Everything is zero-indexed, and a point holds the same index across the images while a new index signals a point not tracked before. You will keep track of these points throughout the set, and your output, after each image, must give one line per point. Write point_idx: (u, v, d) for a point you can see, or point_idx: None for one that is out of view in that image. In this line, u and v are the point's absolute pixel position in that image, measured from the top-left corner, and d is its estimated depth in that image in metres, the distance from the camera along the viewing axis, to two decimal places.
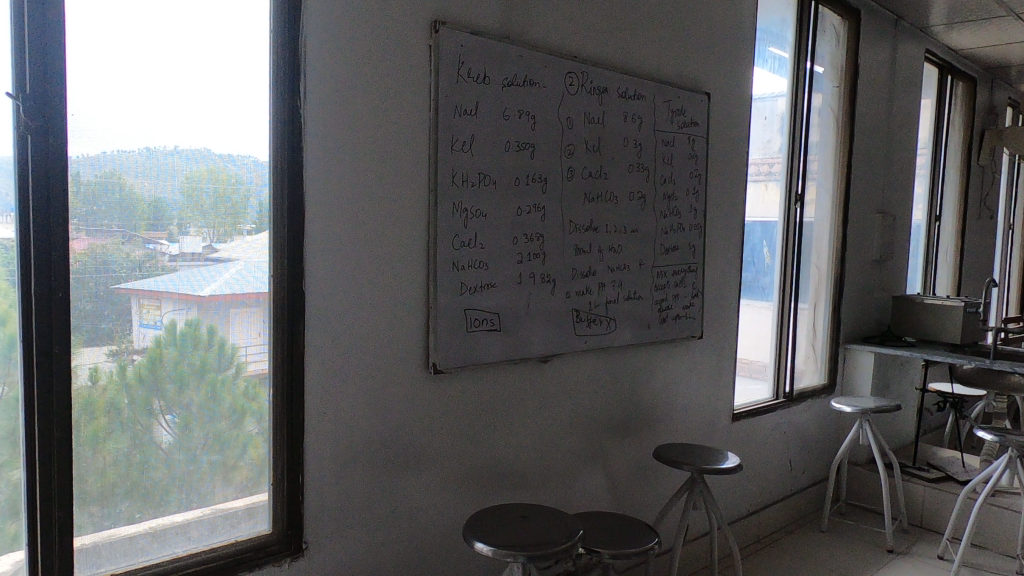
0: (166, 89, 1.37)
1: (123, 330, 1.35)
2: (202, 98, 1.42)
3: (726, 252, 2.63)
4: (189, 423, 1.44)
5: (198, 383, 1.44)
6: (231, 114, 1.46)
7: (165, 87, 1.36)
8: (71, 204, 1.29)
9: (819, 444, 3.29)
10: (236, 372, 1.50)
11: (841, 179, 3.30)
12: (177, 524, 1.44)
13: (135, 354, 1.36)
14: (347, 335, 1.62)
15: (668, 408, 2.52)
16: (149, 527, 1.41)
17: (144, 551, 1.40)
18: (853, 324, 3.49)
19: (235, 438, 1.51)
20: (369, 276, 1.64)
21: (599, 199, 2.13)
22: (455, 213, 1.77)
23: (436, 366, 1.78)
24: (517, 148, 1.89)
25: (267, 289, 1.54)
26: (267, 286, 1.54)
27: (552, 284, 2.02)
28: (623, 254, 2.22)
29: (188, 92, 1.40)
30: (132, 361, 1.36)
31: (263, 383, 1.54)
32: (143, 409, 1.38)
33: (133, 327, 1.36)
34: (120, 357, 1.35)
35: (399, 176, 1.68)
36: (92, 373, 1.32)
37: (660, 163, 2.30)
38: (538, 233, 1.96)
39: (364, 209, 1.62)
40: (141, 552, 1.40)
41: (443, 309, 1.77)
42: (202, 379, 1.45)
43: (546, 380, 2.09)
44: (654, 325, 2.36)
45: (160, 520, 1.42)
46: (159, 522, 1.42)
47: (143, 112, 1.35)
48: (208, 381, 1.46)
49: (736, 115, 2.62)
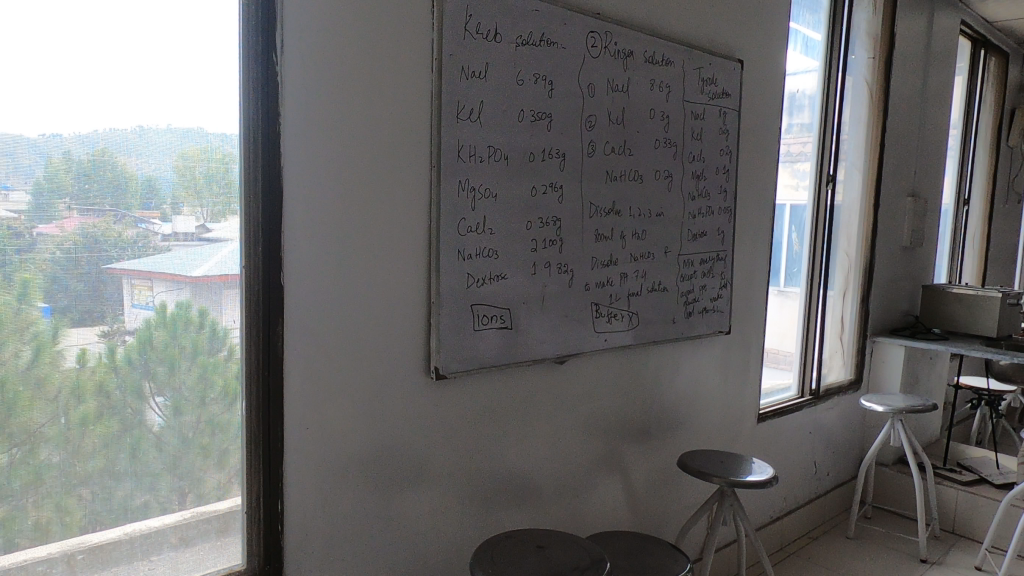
0: (105, 39, 1.10)
1: (113, 309, 1.14)
2: (141, 58, 1.14)
3: (755, 238, 2.39)
4: (185, 414, 1.23)
5: (190, 364, 1.23)
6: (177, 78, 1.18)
7: (87, 41, 1.09)
8: (60, 181, 1.09)
9: (845, 444, 3.08)
10: (234, 355, 1.29)
11: (875, 158, 3.05)
12: (155, 531, 1.21)
13: (128, 335, 1.16)
14: (337, 337, 1.38)
15: (691, 409, 2.29)
16: (123, 534, 1.18)
17: (116, 560, 1.17)
18: (881, 315, 3.27)
19: (229, 430, 1.29)
20: (364, 265, 1.40)
21: (622, 179, 1.88)
22: (461, 193, 1.52)
23: (438, 371, 1.53)
24: (533, 119, 1.64)
25: (239, 275, 1.28)
26: (242, 275, 1.28)
27: (569, 276, 1.78)
28: (648, 242, 1.97)
29: (124, 49, 1.12)
30: (124, 343, 1.16)
31: (238, 387, 1.30)
32: (132, 394, 1.17)
33: (124, 307, 1.15)
34: (112, 338, 1.14)
35: (400, 148, 1.43)
36: (81, 355, 1.11)
37: (689, 139, 2.05)
38: (554, 216, 1.72)
39: (357, 186, 1.37)
40: (110, 563, 1.17)
41: (448, 304, 1.53)
42: (194, 361, 1.24)
43: (562, 384, 1.86)
44: (679, 320, 2.12)
45: (138, 526, 1.19)
46: (136, 528, 1.19)
47: (75, 68, 1.08)
48: (200, 364, 1.24)
49: (770, 87, 2.37)
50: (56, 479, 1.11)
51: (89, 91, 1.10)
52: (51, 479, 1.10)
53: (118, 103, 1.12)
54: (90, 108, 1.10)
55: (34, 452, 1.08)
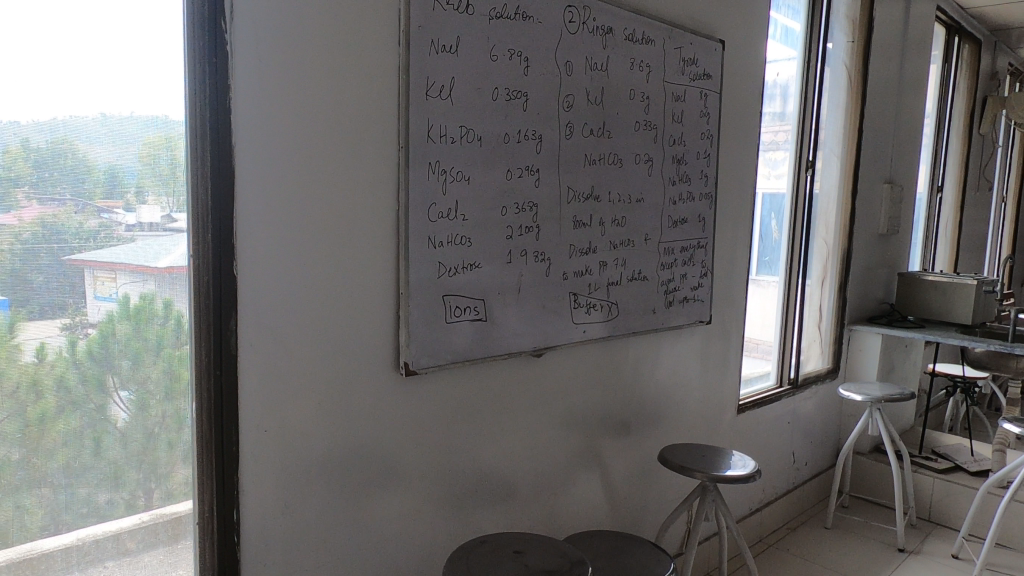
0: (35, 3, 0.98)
1: (75, 302, 1.05)
2: (85, 29, 1.03)
3: (736, 225, 2.33)
4: (153, 410, 1.15)
5: (155, 359, 1.14)
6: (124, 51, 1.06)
7: (18, 9, 0.97)
8: (18, 170, 0.99)
9: (822, 434, 3.06)
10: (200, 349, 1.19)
11: (853, 144, 3.00)
12: (111, 536, 1.12)
13: (90, 329, 1.07)
14: (297, 331, 1.27)
15: (671, 401, 2.23)
16: (76, 540, 1.08)
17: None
18: (857, 304, 3.25)
19: (175, 434, 1.18)
20: (326, 252, 1.29)
21: (601, 162, 1.79)
22: (431, 176, 1.42)
23: (408, 367, 1.44)
24: (508, 98, 1.54)
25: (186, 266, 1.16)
26: (189, 268, 1.16)
27: (546, 265, 1.69)
28: (628, 229, 1.89)
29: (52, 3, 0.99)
30: (86, 336, 1.07)
31: (184, 387, 1.18)
32: (95, 389, 1.08)
33: (86, 300, 1.06)
34: (74, 332, 1.05)
35: (364, 127, 1.32)
36: (40, 350, 1.02)
37: (669, 122, 1.97)
38: (530, 202, 1.63)
39: (317, 166, 1.26)
40: (58, 572, 1.07)
41: (418, 295, 1.43)
42: (159, 355, 1.14)
43: (539, 378, 1.77)
44: (659, 310, 2.05)
45: (92, 530, 1.09)
46: (90, 533, 1.09)
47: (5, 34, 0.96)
48: (166, 357, 1.15)
49: (751, 69, 2.30)
50: (9, 486, 1.01)
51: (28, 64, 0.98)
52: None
53: (58, 78, 1.01)
54: (31, 85, 0.98)
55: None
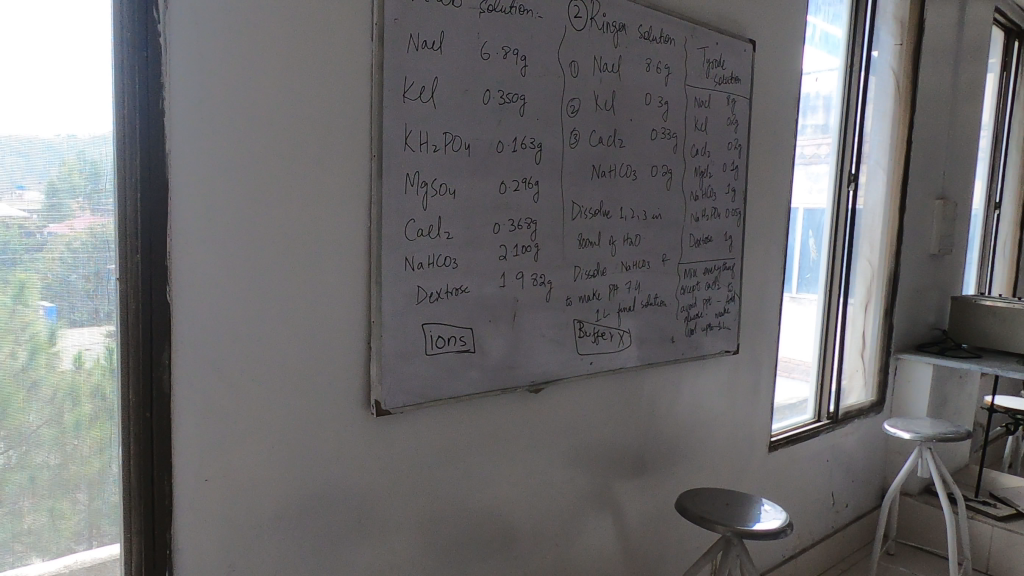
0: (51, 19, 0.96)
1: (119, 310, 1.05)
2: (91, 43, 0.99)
3: (768, 244, 2.11)
4: None
5: None
6: (109, 54, 1.00)
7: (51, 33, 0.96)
8: (73, 182, 0.99)
9: (864, 472, 2.79)
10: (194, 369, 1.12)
11: (902, 156, 2.74)
12: (94, 563, 1.07)
13: None
14: (244, 365, 1.11)
15: (693, 438, 2.01)
16: (63, 566, 1.04)
17: None
18: (906, 330, 2.97)
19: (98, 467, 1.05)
20: (279, 275, 1.13)
21: (611, 174, 1.60)
22: (409, 188, 1.25)
23: (379, 406, 1.26)
24: (501, 102, 1.37)
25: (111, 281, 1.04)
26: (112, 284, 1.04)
27: (547, 288, 1.51)
28: (643, 248, 1.70)
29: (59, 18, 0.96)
30: None
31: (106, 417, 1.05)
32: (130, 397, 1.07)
33: None
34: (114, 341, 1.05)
35: (328, 132, 1.16)
36: (78, 358, 1.02)
37: (692, 130, 1.78)
38: (528, 218, 1.45)
39: (269, 176, 1.10)
40: None
41: (392, 324, 1.26)
42: None
43: (539, 415, 1.58)
44: (679, 339, 1.84)
45: (83, 556, 1.06)
46: (79, 560, 1.05)
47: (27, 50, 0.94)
48: None
49: (786, 73, 2.09)
50: (45, 497, 1.01)
51: (33, 76, 0.95)
52: (28, 504, 1.00)
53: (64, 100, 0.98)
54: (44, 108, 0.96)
55: (23, 469, 0.98)
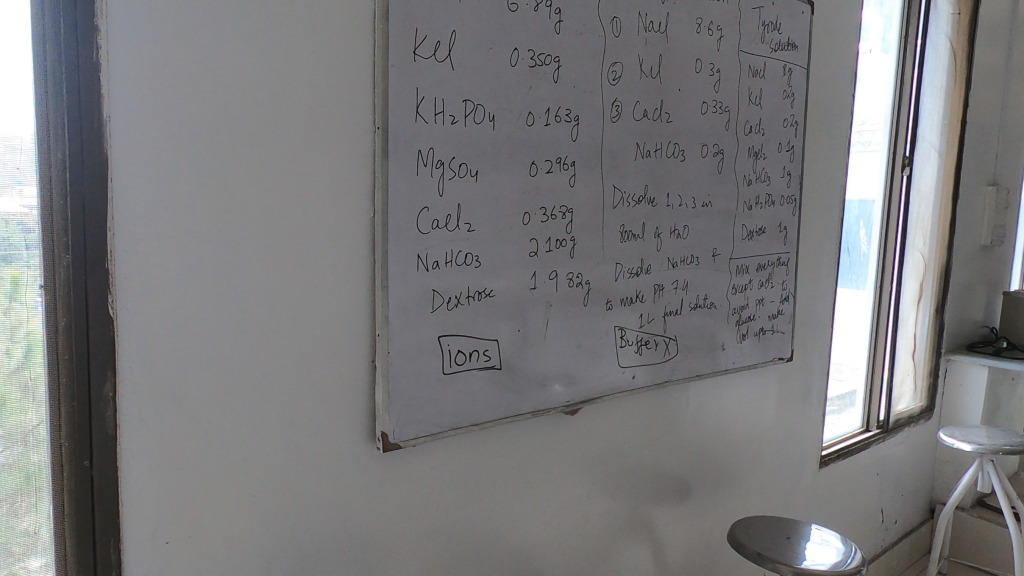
0: None
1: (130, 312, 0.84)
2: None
3: (823, 234, 1.87)
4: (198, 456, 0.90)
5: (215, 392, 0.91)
6: None
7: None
8: None
9: (913, 484, 2.56)
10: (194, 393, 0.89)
11: (955, 137, 2.48)
12: None
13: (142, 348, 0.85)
14: (213, 395, 0.87)
15: (741, 456, 1.77)
16: None
17: None
18: (954, 328, 2.73)
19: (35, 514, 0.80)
20: (256, 278, 0.89)
21: (656, 155, 1.36)
22: (421, 168, 1.01)
23: (387, 441, 1.02)
24: (532, 64, 1.13)
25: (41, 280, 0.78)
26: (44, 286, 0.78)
27: (585, 290, 1.27)
28: (691, 242, 1.45)
29: None
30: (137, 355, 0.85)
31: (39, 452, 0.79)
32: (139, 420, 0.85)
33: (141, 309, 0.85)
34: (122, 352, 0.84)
35: (317, 97, 0.92)
36: None
37: (746, 104, 1.53)
38: (564, 207, 1.21)
39: (240, 151, 0.86)
40: None
41: (402, 337, 1.02)
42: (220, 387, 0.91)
43: (574, 439, 1.35)
44: (730, 346, 1.60)
45: None
46: None
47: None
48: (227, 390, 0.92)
49: (844, 41, 1.83)
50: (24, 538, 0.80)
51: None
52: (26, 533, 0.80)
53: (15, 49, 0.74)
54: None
55: (22, 509, 0.79)
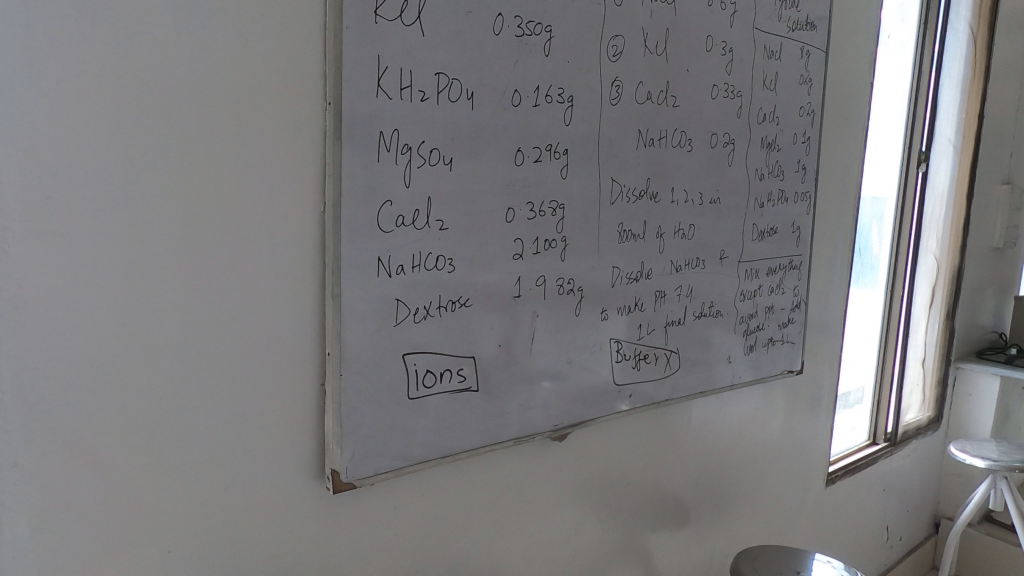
0: None
1: None
2: None
3: (836, 235, 1.71)
4: None
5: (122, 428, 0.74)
6: None
7: None
8: None
9: (919, 499, 2.42)
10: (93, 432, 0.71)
11: (972, 131, 2.33)
12: None
13: None
14: (115, 432, 0.70)
15: (744, 477, 1.62)
16: None
17: None
18: (963, 333, 2.59)
19: None
20: (172, 287, 0.72)
21: (660, 144, 1.19)
22: (383, 154, 0.84)
23: (339, 481, 0.85)
24: (519, 34, 0.96)
25: None
26: None
27: (577, 298, 1.10)
28: (697, 243, 1.29)
29: None
30: None
31: None
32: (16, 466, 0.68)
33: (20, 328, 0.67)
34: None
35: (252, 64, 0.75)
36: None
37: (760, 88, 1.37)
38: (554, 202, 1.04)
39: (150, 129, 0.69)
40: None
41: (358, 356, 0.85)
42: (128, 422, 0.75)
43: (563, 468, 1.18)
44: (737, 359, 1.45)
45: None
46: None
47: None
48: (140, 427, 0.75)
49: (865, 23, 1.67)
50: None
51: None
52: None
53: None
54: None
55: None
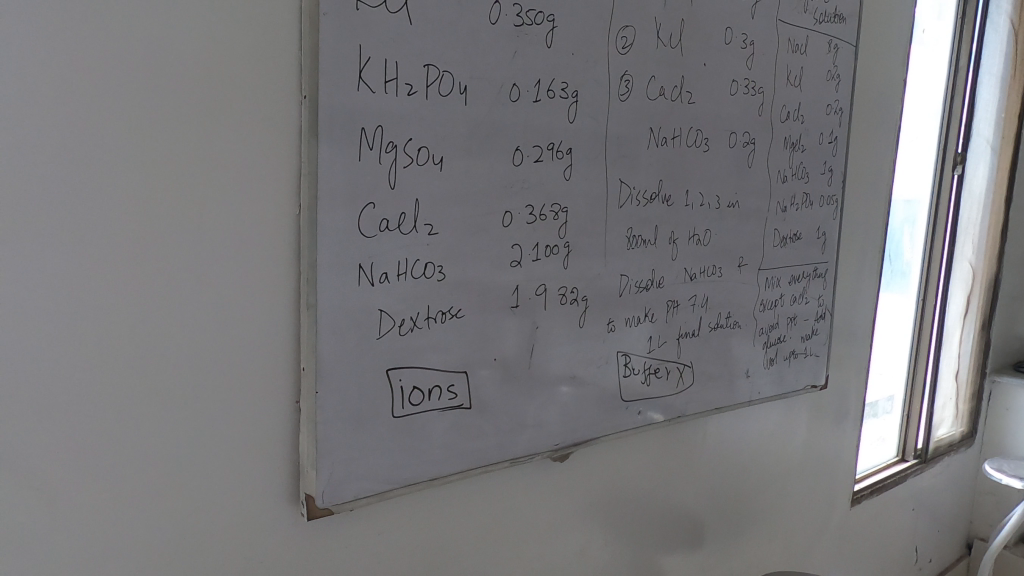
0: None
1: None
2: None
3: (865, 241, 1.61)
4: None
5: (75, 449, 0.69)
6: None
7: None
8: None
9: (951, 518, 2.30)
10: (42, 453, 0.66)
11: (1012, 131, 2.20)
12: None
13: None
14: (64, 453, 0.65)
15: (764, 496, 1.53)
16: None
17: None
18: (1000, 344, 2.46)
19: None
20: (127, 296, 0.66)
21: (674, 143, 1.11)
22: (365, 153, 0.77)
23: (315, 506, 0.79)
24: (519, 23, 0.89)
25: None
26: None
27: (582, 308, 1.03)
28: (713, 249, 1.21)
29: None
30: None
31: None
32: None
33: None
34: None
35: (219, 53, 0.68)
36: None
37: (783, 84, 1.28)
38: (557, 205, 0.97)
39: (101, 125, 0.63)
40: None
41: (337, 372, 0.79)
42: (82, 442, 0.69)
43: (566, 488, 1.11)
44: (756, 373, 1.36)
45: None
46: None
47: None
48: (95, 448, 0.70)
49: (899, 15, 1.57)
50: None
51: None
52: None
53: None
54: None
55: None
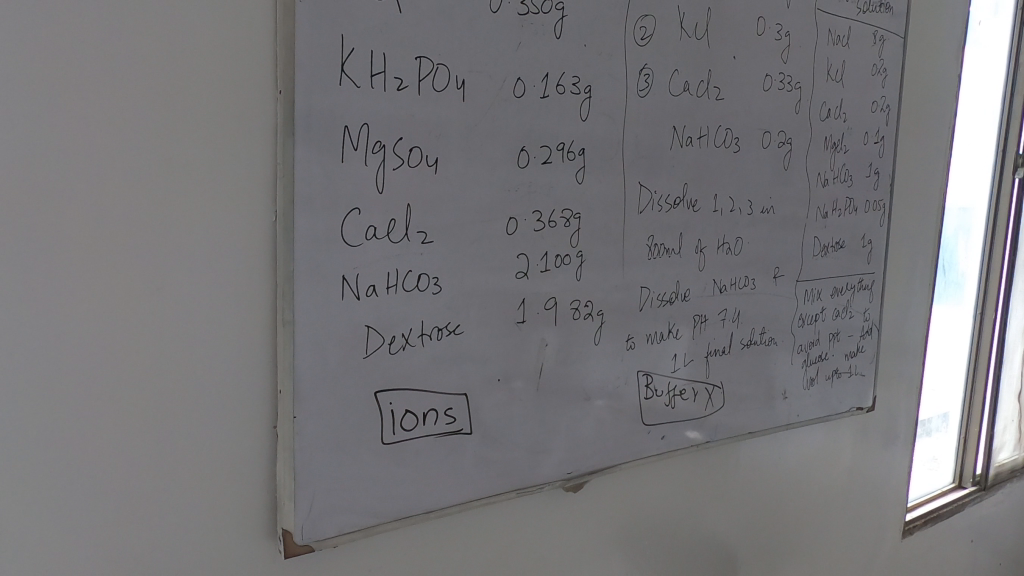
0: None
1: None
2: None
3: (917, 249, 1.49)
4: None
5: None
6: None
7: None
8: None
9: (1014, 549, 2.12)
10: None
11: None
12: None
13: None
14: (13, 485, 0.59)
15: (805, 527, 1.41)
16: None
17: None
18: None
19: None
20: (83, 313, 0.61)
21: (701, 142, 1.02)
22: (350, 154, 0.71)
23: (294, 543, 0.72)
24: (524, 11, 0.81)
25: None
26: None
27: (598, 323, 0.94)
28: (745, 259, 1.11)
29: None
30: None
31: None
32: None
33: None
34: None
35: (187, 46, 0.63)
36: None
37: (823, 80, 1.17)
38: (568, 211, 0.88)
39: (53, 128, 0.58)
40: None
41: (319, 395, 0.72)
42: None
43: (582, 519, 1.02)
44: (795, 393, 1.25)
45: None
46: None
47: None
48: None
49: (951, 6, 1.45)
50: None
51: None
52: None
53: None
54: None
55: None
